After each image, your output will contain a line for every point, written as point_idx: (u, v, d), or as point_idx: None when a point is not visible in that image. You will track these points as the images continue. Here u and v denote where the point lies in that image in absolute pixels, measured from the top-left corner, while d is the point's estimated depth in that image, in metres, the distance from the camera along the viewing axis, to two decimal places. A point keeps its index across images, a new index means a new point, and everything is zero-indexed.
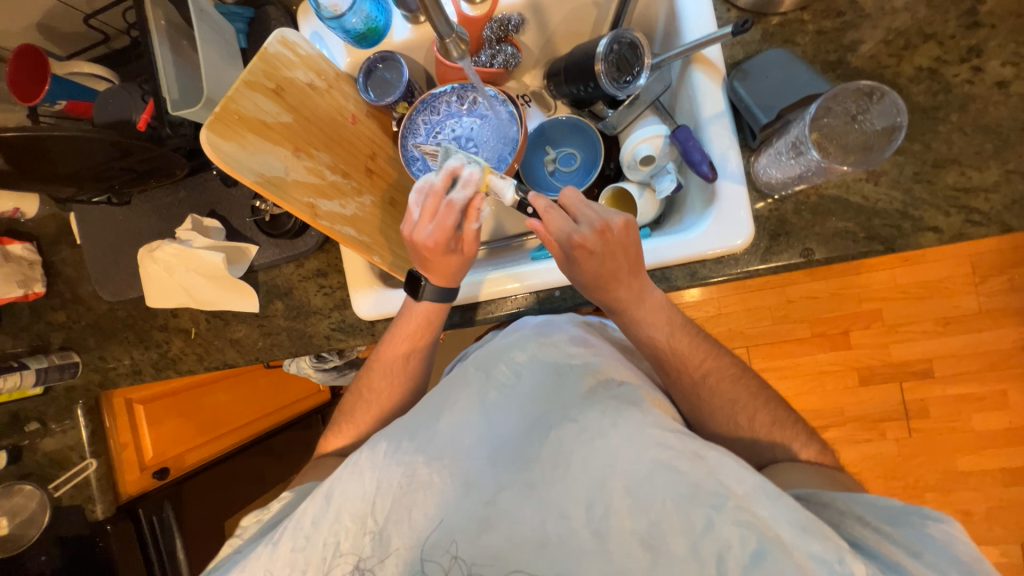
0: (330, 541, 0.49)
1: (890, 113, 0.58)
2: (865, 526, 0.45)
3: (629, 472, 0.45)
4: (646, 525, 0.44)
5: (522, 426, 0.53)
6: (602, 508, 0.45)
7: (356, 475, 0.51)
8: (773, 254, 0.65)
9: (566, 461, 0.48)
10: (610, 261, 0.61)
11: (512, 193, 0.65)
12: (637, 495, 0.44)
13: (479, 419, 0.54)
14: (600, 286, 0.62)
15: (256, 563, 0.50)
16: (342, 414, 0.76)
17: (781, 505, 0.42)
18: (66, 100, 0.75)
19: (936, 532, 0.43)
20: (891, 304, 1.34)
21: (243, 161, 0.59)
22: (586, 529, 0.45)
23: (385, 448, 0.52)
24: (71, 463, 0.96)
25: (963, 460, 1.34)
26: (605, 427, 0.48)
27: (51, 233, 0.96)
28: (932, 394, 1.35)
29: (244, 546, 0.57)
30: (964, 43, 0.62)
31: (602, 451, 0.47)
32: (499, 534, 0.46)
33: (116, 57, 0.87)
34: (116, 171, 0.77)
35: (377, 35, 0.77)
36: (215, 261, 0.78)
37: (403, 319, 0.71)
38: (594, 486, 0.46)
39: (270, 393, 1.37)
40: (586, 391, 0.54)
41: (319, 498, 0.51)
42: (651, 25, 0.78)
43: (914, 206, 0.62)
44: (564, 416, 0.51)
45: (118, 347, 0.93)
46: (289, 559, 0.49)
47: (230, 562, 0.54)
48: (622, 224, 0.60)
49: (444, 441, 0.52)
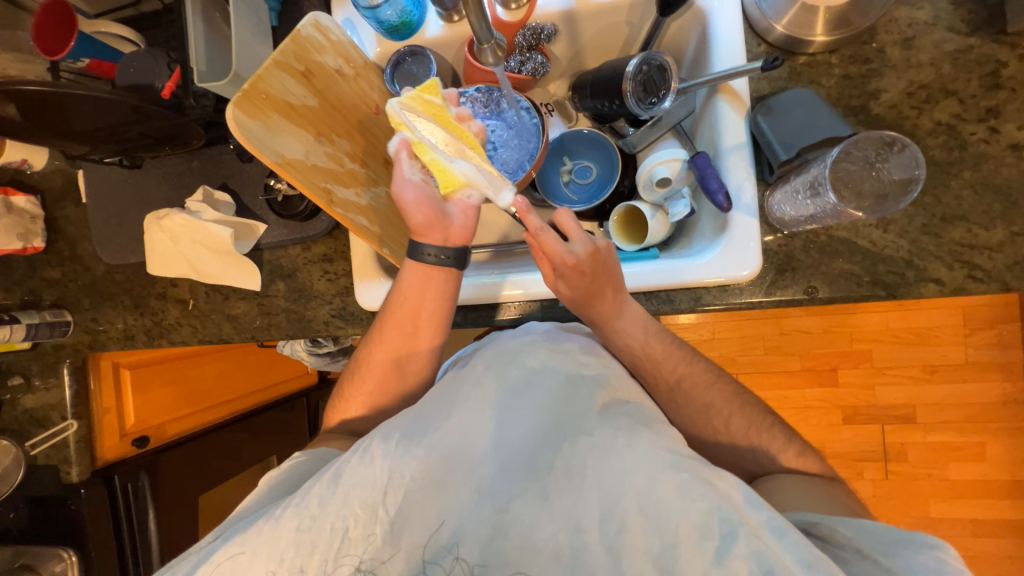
0: (338, 524, 0.51)
1: (909, 166, 0.59)
2: (864, 559, 0.44)
3: (643, 491, 0.46)
4: (659, 546, 0.44)
5: (534, 436, 0.53)
6: (615, 525, 0.46)
7: (368, 462, 0.53)
8: (777, 288, 0.66)
9: (580, 473, 0.50)
10: (596, 282, 0.64)
11: (509, 197, 0.65)
12: (651, 515, 0.45)
13: (491, 422, 0.55)
14: (583, 304, 0.65)
15: (256, 536, 0.51)
16: (340, 386, 0.76)
17: (790, 544, 0.42)
18: (90, 58, 0.75)
19: (930, 559, 0.42)
20: (882, 347, 1.36)
21: (265, 140, 0.60)
22: (600, 545, 0.46)
23: (398, 438, 0.55)
24: (51, 422, 0.95)
25: (936, 507, 1.36)
26: (620, 445, 0.50)
27: (57, 189, 0.94)
28: (912, 440, 1.37)
29: (246, 514, 0.57)
30: (983, 104, 0.63)
31: (615, 467, 0.48)
32: (511, 542, 0.48)
33: (144, 21, 0.86)
34: (132, 135, 0.76)
35: (410, 28, 0.77)
36: (222, 235, 0.78)
37: (410, 288, 0.69)
38: (608, 500, 0.47)
39: (259, 371, 1.36)
40: (600, 407, 0.55)
41: (328, 481, 0.53)
42: (681, 51, 0.79)
43: (919, 256, 0.63)
44: (578, 430, 0.53)
45: (112, 311, 0.92)
46: (293, 539, 0.50)
47: (230, 527, 0.55)
48: (608, 247, 0.64)
49: (457, 442, 0.53)
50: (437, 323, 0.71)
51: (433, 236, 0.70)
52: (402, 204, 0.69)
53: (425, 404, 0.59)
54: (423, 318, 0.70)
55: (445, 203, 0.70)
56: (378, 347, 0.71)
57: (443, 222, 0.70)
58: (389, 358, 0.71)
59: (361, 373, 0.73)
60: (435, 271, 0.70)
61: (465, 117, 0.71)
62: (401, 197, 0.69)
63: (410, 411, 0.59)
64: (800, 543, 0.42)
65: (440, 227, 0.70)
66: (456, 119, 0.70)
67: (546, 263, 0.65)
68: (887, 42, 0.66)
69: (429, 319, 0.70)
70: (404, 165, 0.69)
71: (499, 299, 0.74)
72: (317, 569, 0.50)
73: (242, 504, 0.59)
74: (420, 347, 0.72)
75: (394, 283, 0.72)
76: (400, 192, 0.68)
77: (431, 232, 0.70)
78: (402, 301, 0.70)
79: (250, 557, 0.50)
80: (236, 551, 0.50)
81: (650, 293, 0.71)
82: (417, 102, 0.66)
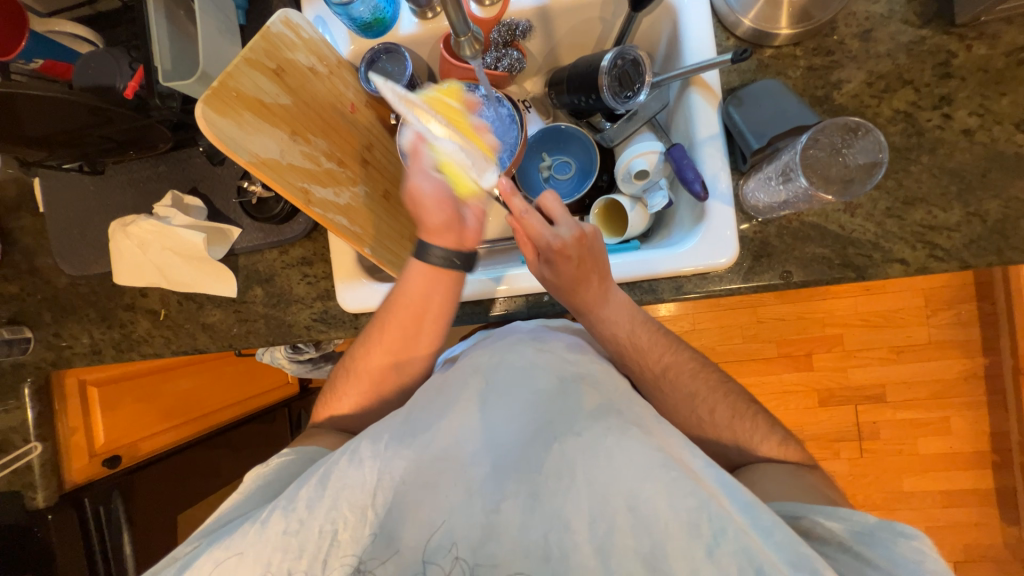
0: (326, 528, 0.50)
1: (873, 150, 0.62)
2: (845, 552, 0.46)
3: (633, 492, 0.47)
4: (648, 545, 0.45)
5: (525, 434, 0.54)
6: (605, 525, 0.46)
7: (356, 463, 0.53)
8: (755, 274, 0.68)
9: (570, 472, 0.50)
10: (581, 266, 0.63)
11: (493, 179, 0.62)
12: (641, 514, 0.46)
13: (481, 422, 0.55)
14: (568, 290, 0.65)
15: (243, 543, 0.49)
16: (333, 382, 0.74)
17: (776, 543, 0.43)
18: (43, 59, 0.71)
19: (907, 550, 0.44)
20: (852, 330, 1.42)
21: (238, 139, 0.58)
22: (589, 546, 0.46)
23: (388, 440, 0.54)
24: (12, 446, 0.89)
25: (907, 481, 1.43)
26: (609, 445, 0.50)
27: (11, 198, 0.89)
28: (883, 417, 1.43)
29: (231, 517, 0.55)
30: (937, 92, 0.66)
31: (606, 466, 0.49)
32: (502, 544, 0.48)
33: (102, 21, 0.83)
34: (93, 139, 0.72)
35: (383, 26, 0.76)
36: (195, 240, 0.75)
37: (414, 290, 0.68)
38: (598, 500, 0.48)
39: (238, 382, 1.33)
40: (591, 406, 0.55)
41: (315, 483, 0.52)
42: (654, 45, 0.80)
43: (884, 238, 0.66)
44: (568, 429, 0.53)
45: (77, 325, 0.87)
46: (280, 542, 0.49)
47: (213, 532, 0.53)
48: (594, 232, 0.64)
49: (446, 443, 0.54)
50: (440, 328, 0.70)
51: (442, 236, 0.68)
52: (418, 201, 0.67)
53: (415, 404, 0.59)
54: (427, 319, 0.68)
55: (462, 206, 0.68)
56: (376, 349, 0.70)
57: (458, 224, 0.68)
58: (389, 357, 0.70)
59: (355, 374, 0.71)
60: (443, 272, 0.68)
61: (483, 128, 0.65)
62: (418, 191, 0.67)
63: (398, 413, 0.59)
64: (788, 541, 0.43)
65: (455, 230, 0.68)
66: (473, 128, 0.64)
67: (529, 246, 0.65)
68: (847, 35, 0.69)
69: (433, 320, 0.69)
70: (422, 159, 0.66)
71: (480, 296, 0.74)
72: (306, 571, 0.49)
73: (225, 507, 0.57)
74: (421, 348, 0.70)
75: (397, 284, 0.70)
76: (419, 185, 0.66)
77: (444, 233, 0.68)
78: (407, 304, 0.68)
79: (238, 559, 0.49)
80: (224, 557, 0.49)
81: (632, 284, 0.72)
82: (437, 101, 0.63)
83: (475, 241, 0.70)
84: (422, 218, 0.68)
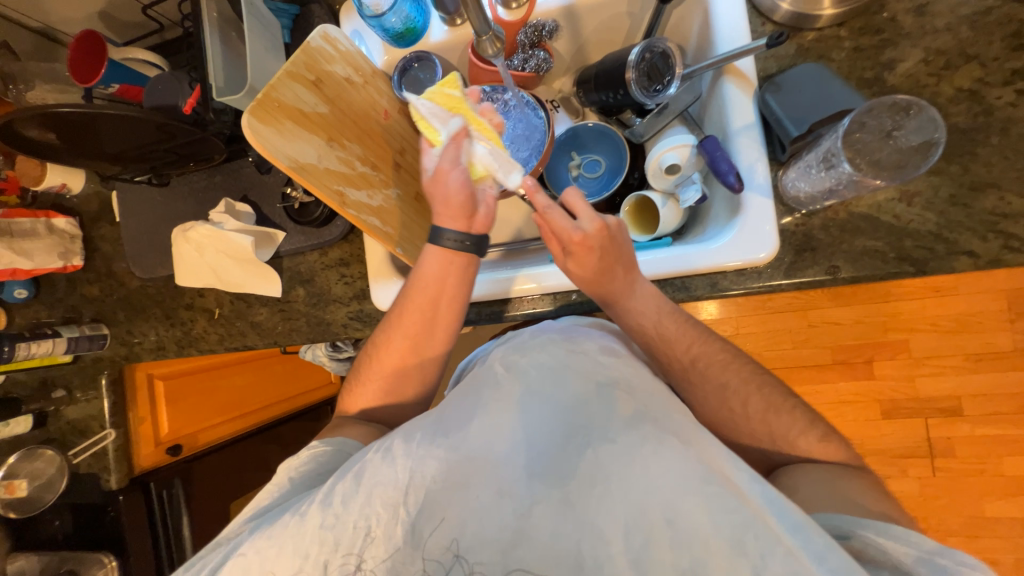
0: (361, 524, 0.51)
1: (927, 130, 0.57)
2: None
3: (671, 504, 0.44)
4: (687, 561, 0.43)
5: (557, 439, 0.52)
6: (641, 537, 0.44)
7: (389, 460, 0.53)
8: (797, 270, 0.64)
9: (604, 481, 0.48)
10: (606, 258, 0.63)
11: (518, 179, 0.65)
12: (680, 528, 0.44)
13: (513, 425, 0.53)
14: (594, 283, 0.65)
15: (282, 532, 0.51)
16: (357, 369, 0.76)
17: (829, 569, 0.40)
18: (120, 83, 0.80)
19: None
20: (919, 335, 1.29)
21: (279, 146, 0.62)
22: (623, 557, 0.44)
23: (420, 438, 0.54)
24: (91, 432, 0.99)
25: (990, 505, 1.27)
26: (646, 454, 0.47)
27: (94, 211, 1.00)
28: (959, 433, 1.29)
29: (272, 507, 0.58)
30: (1008, 66, 0.60)
31: (642, 476, 0.46)
32: (532, 549, 0.47)
33: (170, 48, 0.92)
34: (160, 153, 0.80)
35: (414, 35, 0.79)
36: (244, 244, 0.81)
37: (430, 273, 0.69)
38: (634, 511, 0.45)
39: (285, 381, 1.40)
40: (628, 413, 0.52)
41: (350, 479, 0.53)
42: (685, 37, 0.78)
43: (948, 228, 0.60)
44: (602, 436, 0.51)
45: (145, 323, 0.96)
46: (318, 535, 0.51)
47: (257, 518, 0.57)
48: (617, 223, 0.64)
49: (479, 444, 0.52)
50: (455, 309, 0.70)
51: (457, 220, 0.68)
52: (444, 186, 0.66)
53: (445, 405, 0.59)
54: (443, 301, 0.69)
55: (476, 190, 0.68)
56: (397, 334, 0.71)
57: (471, 207, 0.68)
58: (409, 341, 0.71)
59: (378, 359, 0.73)
60: (456, 255, 0.69)
61: (487, 111, 0.69)
62: (448, 177, 0.66)
63: (431, 411, 0.59)
64: (843, 567, 0.40)
65: (465, 213, 0.68)
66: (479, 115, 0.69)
67: (554, 241, 0.66)
68: (899, 11, 0.64)
69: (449, 302, 0.69)
70: (457, 149, 0.66)
71: (510, 294, 0.75)
72: (341, 566, 0.50)
73: (264, 496, 0.60)
74: (437, 329, 0.71)
75: (414, 269, 0.71)
76: (448, 173, 0.66)
77: (452, 215, 0.68)
78: (421, 286, 0.69)
79: (278, 551, 0.51)
80: (264, 545, 0.52)
81: (665, 281, 0.70)
82: (447, 94, 0.68)
83: (480, 228, 0.70)
84: (441, 201, 0.68)
